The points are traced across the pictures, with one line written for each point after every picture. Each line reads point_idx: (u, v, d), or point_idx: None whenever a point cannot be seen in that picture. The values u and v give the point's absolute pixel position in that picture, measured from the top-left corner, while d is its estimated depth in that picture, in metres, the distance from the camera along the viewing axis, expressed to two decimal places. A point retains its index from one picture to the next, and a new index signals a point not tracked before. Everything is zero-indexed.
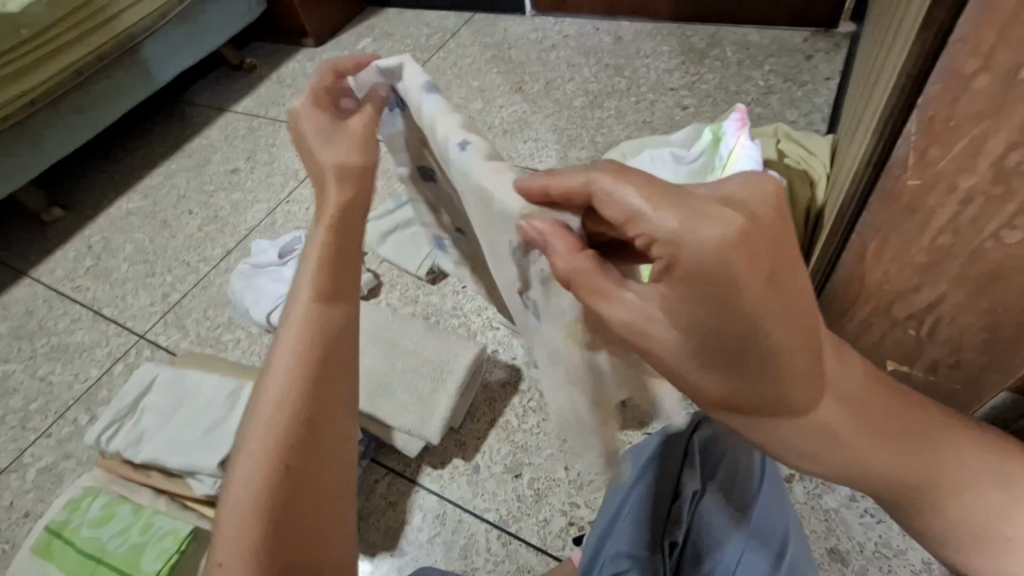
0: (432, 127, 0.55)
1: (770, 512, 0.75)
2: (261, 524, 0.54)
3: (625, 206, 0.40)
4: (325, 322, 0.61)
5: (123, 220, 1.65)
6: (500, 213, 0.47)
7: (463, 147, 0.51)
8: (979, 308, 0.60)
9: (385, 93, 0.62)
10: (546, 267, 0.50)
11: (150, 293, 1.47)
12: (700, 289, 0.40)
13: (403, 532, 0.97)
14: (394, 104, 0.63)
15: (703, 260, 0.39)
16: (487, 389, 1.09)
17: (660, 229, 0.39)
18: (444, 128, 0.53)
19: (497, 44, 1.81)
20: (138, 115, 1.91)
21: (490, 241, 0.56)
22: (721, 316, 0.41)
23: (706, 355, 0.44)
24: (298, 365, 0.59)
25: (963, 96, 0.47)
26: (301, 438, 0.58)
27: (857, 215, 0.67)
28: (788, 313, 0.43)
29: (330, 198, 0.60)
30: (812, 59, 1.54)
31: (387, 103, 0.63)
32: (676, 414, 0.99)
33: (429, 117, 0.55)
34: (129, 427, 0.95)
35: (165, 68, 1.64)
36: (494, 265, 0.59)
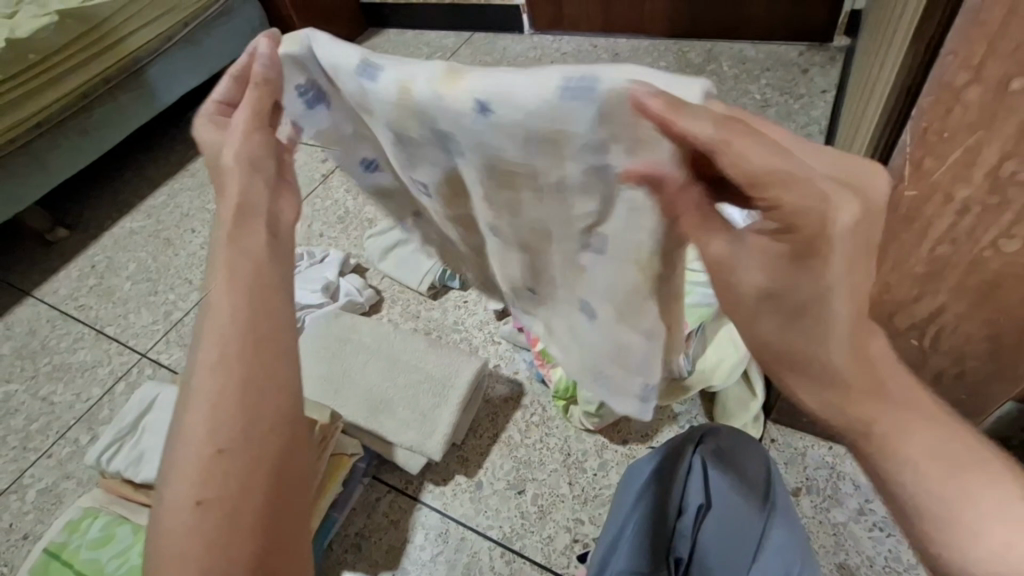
0: (402, 94, 0.48)
1: (779, 527, 0.73)
2: (229, 538, 0.47)
3: (750, 169, 0.37)
4: (230, 296, 0.52)
5: (127, 238, 1.66)
6: (583, 146, 0.43)
7: (484, 111, 0.44)
8: (982, 317, 0.61)
9: (296, 85, 0.55)
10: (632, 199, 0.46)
11: (152, 311, 1.47)
12: (800, 253, 0.40)
13: (405, 551, 0.95)
14: (309, 99, 0.56)
15: (823, 232, 0.38)
16: (489, 405, 1.08)
17: (788, 199, 0.37)
18: (428, 92, 0.46)
19: (496, 62, 1.84)
20: (142, 135, 1.93)
21: (548, 194, 0.51)
22: (812, 281, 0.42)
23: (777, 310, 0.45)
24: (216, 347, 0.51)
25: (955, 108, 0.47)
26: (232, 422, 0.50)
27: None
28: (857, 266, 0.42)
29: (229, 182, 0.54)
30: (808, 72, 1.56)
31: (299, 99, 0.56)
32: (681, 429, 0.99)
33: (399, 85, 0.47)
34: (128, 447, 0.91)
35: (169, 89, 1.67)
36: (506, 221, 0.58)
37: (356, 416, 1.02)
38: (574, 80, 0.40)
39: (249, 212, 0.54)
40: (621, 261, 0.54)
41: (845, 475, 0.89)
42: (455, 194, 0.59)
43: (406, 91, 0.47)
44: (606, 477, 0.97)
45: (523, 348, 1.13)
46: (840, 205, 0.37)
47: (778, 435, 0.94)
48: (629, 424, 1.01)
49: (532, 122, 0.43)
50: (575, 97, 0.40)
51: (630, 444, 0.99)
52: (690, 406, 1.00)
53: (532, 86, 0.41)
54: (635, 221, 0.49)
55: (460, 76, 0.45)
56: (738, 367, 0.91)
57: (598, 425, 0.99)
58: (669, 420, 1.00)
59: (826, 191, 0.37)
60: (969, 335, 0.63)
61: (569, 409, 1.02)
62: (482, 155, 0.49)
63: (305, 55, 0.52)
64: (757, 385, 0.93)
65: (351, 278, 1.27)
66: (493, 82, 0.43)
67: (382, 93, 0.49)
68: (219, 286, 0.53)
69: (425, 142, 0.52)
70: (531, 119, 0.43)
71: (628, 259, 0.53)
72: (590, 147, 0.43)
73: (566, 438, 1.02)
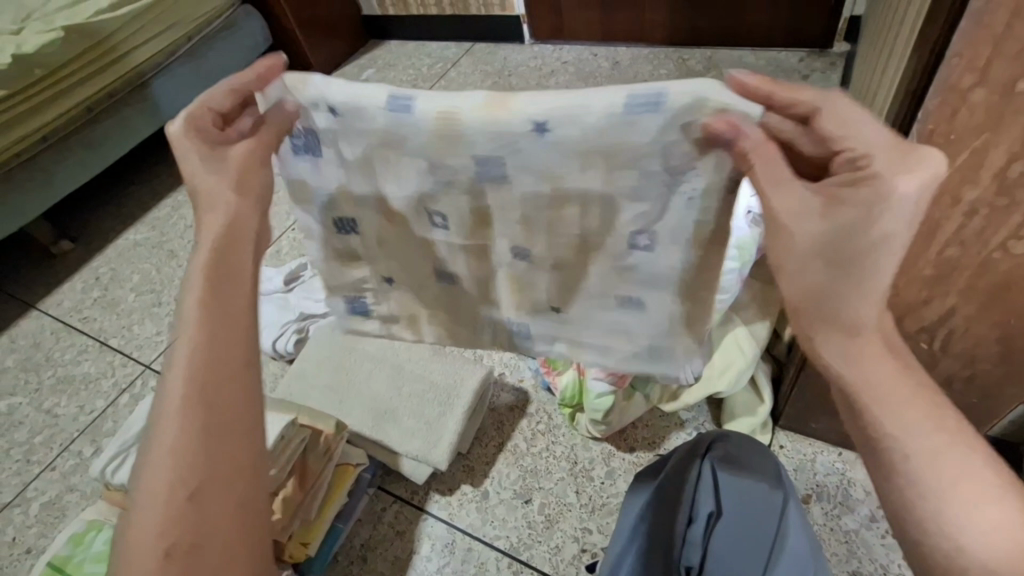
0: (447, 117, 0.50)
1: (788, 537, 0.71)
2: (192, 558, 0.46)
3: (842, 123, 0.44)
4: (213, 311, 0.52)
5: (131, 250, 1.67)
6: (639, 149, 0.49)
7: (543, 128, 0.49)
8: (991, 319, 0.60)
9: (294, 115, 0.56)
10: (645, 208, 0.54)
11: (156, 322, 1.48)
12: (869, 211, 0.43)
13: (412, 562, 0.94)
14: (298, 139, 0.59)
15: (893, 192, 0.42)
16: (495, 412, 1.08)
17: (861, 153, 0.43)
18: (478, 115, 0.50)
19: (497, 71, 1.86)
20: (146, 148, 1.95)
21: (594, 206, 0.54)
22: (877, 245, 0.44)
23: (826, 265, 0.46)
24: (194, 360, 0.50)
25: (962, 110, 0.47)
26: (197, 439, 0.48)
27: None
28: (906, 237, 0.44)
29: (216, 202, 0.54)
30: (808, 78, 1.56)
31: (291, 137, 0.58)
32: (688, 435, 0.98)
33: (443, 111, 0.50)
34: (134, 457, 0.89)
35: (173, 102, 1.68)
36: (537, 239, 0.59)
37: (359, 425, 1.02)
38: (637, 97, 0.47)
39: (235, 240, 0.55)
40: (669, 247, 0.56)
41: (856, 481, 0.88)
42: (480, 222, 0.59)
43: (451, 118, 0.50)
44: (613, 485, 0.96)
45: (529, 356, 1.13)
46: (903, 169, 0.42)
47: (787, 442, 0.93)
48: (635, 431, 1.00)
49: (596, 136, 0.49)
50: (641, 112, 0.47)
51: (637, 452, 0.98)
52: (697, 413, 1.00)
53: (597, 106, 0.47)
54: (688, 210, 0.53)
55: (511, 101, 0.50)
56: (745, 373, 0.90)
57: (606, 432, 0.97)
58: (676, 426, 0.99)
59: (904, 153, 0.43)
60: (979, 338, 0.63)
61: (576, 416, 1.01)
62: (525, 172, 0.53)
63: (312, 103, 0.55)
64: (765, 391, 0.92)
65: None
66: (551, 101, 0.48)
67: (421, 121, 0.51)
68: (190, 304, 0.52)
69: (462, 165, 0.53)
70: (595, 133, 0.49)
71: (684, 239, 0.55)
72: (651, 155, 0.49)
73: (572, 446, 1.01)
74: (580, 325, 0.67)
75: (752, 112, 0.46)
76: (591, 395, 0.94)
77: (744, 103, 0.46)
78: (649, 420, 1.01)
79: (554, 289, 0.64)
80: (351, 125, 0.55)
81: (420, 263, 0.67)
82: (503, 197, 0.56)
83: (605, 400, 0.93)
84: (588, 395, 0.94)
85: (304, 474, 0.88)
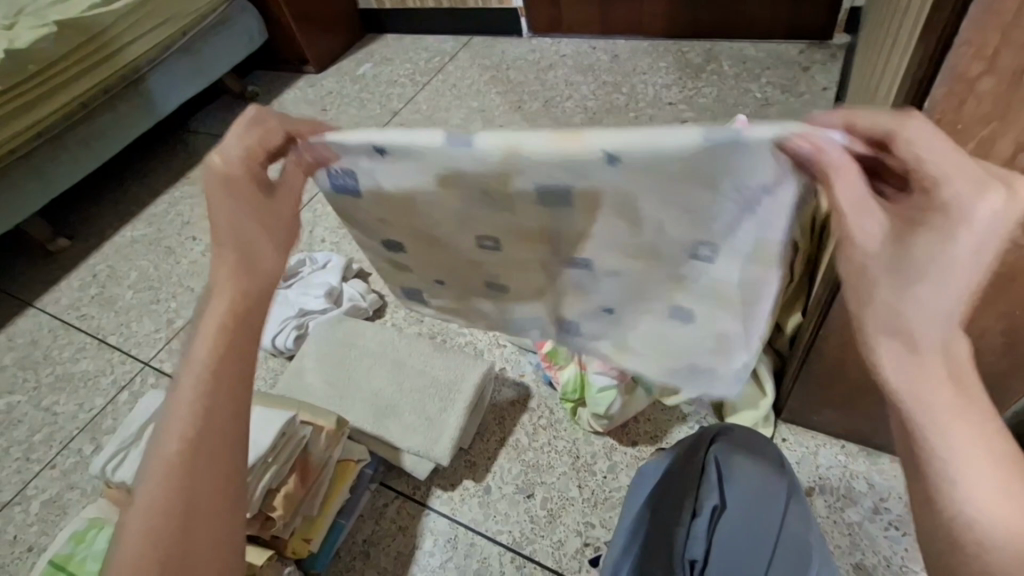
0: (503, 155, 0.45)
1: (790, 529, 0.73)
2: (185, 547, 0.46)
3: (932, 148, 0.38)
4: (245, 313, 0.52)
5: (128, 247, 1.66)
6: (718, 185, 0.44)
7: (614, 164, 0.44)
8: (997, 310, 0.60)
9: (329, 157, 0.53)
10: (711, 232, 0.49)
11: (155, 319, 1.47)
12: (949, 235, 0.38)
13: (414, 557, 0.94)
14: (335, 173, 0.55)
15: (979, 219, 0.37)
16: (497, 407, 1.08)
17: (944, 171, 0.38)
18: (540, 150, 0.44)
19: (495, 65, 1.85)
20: (142, 145, 1.94)
21: (658, 231, 0.50)
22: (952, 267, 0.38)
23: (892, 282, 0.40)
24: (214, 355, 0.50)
25: (969, 99, 0.47)
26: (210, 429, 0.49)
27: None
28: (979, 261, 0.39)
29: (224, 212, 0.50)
30: (809, 70, 1.56)
31: (329, 171, 0.54)
32: (690, 429, 0.98)
33: (501, 149, 0.45)
34: (135, 455, 0.88)
35: (170, 97, 1.67)
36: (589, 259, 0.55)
37: (360, 420, 1.02)
38: (726, 134, 0.40)
39: (251, 256, 0.53)
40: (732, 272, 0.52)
41: (859, 474, 0.88)
42: (530, 243, 0.56)
43: (513, 156, 0.45)
44: (616, 479, 0.96)
45: (529, 351, 1.12)
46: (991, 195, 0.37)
47: (789, 435, 0.93)
48: (637, 425, 1.00)
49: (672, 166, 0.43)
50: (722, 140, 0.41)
51: (640, 446, 0.98)
52: (699, 407, 1.00)
53: (677, 140, 0.42)
54: (755, 235, 0.48)
55: (578, 134, 0.44)
56: None
57: (607, 426, 0.97)
58: (678, 420, 0.99)
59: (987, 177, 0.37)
60: (984, 330, 0.62)
61: (577, 411, 1.01)
62: (589, 205, 0.49)
63: (350, 149, 0.51)
64: (767, 384, 0.92)
65: (355, 282, 1.32)
66: (625, 134, 0.42)
67: (477, 157, 0.46)
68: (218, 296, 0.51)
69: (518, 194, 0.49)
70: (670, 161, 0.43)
71: (754, 264, 0.51)
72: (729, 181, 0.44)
73: (574, 440, 1.01)
74: (624, 341, 0.64)
75: (833, 135, 0.41)
76: (593, 390, 0.94)
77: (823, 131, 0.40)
78: (650, 414, 1.00)
79: (599, 306, 0.61)
80: (401, 163, 0.51)
81: (472, 279, 0.64)
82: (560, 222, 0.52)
83: (607, 393, 0.93)
84: (590, 389, 0.94)
85: (305, 471, 0.87)
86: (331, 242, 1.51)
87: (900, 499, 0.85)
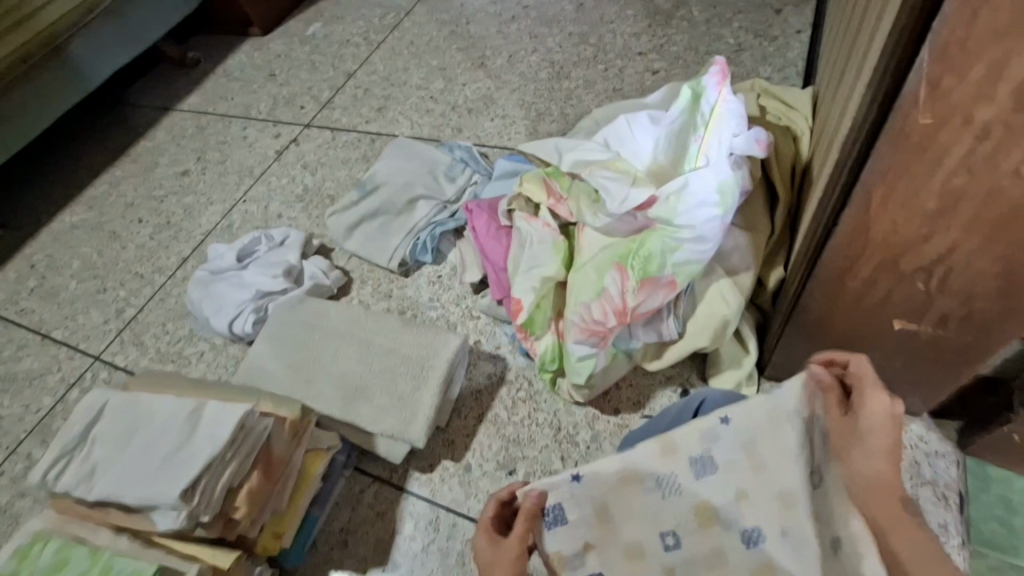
0: (660, 461, 0.68)
1: None
2: None
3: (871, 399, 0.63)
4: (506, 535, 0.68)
5: (67, 234, 1.53)
6: (777, 415, 0.67)
7: (703, 455, 0.67)
8: (999, 252, 0.55)
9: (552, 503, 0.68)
10: (759, 443, 0.67)
11: (103, 310, 1.36)
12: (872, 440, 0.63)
13: (394, 543, 0.90)
14: (553, 519, 0.67)
15: (876, 420, 0.63)
16: (473, 383, 1.03)
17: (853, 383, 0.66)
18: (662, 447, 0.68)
19: (453, 20, 1.73)
20: (76, 122, 1.79)
21: (737, 470, 0.67)
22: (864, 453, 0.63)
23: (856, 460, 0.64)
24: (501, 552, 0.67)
25: (984, 10, 0.42)
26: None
27: (852, 178, 0.57)
28: (881, 455, 0.63)
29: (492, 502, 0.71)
30: (782, 12, 1.48)
31: (551, 516, 0.67)
32: (674, 392, 0.95)
33: (658, 453, 0.68)
34: (78, 461, 0.80)
35: (99, 64, 1.52)
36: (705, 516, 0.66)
37: (327, 406, 0.96)
38: (728, 418, 0.68)
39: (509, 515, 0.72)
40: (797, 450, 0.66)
41: None
42: (706, 512, 0.66)
43: (666, 441, 0.69)
44: (598, 449, 0.93)
45: (505, 322, 1.08)
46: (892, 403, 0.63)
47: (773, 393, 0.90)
48: (619, 392, 0.97)
49: (726, 505, 0.66)
50: (704, 474, 0.67)
51: (622, 414, 0.95)
52: (681, 369, 0.96)
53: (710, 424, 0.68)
54: (777, 433, 0.66)
55: (675, 447, 0.68)
56: (730, 326, 0.86)
57: (588, 395, 0.93)
58: (661, 384, 0.96)
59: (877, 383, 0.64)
60: (980, 275, 0.58)
61: (556, 381, 0.96)
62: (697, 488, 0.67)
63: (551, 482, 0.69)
64: (750, 342, 0.89)
65: (315, 260, 1.25)
66: (703, 422, 0.68)
67: (645, 455, 0.68)
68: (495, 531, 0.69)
69: (664, 482, 0.67)
70: (727, 482, 0.67)
71: (785, 417, 0.67)
72: (735, 445, 0.67)
73: (555, 412, 0.97)
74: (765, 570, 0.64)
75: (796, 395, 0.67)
76: (572, 357, 0.89)
77: (781, 392, 0.67)
78: (632, 380, 0.97)
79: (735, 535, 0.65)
80: (596, 483, 0.68)
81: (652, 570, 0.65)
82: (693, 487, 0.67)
83: (587, 363, 0.88)
84: (570, 358, 0.90)
85: (269, 466, 0.81)
86: (288, 218, 1.42)
87: None
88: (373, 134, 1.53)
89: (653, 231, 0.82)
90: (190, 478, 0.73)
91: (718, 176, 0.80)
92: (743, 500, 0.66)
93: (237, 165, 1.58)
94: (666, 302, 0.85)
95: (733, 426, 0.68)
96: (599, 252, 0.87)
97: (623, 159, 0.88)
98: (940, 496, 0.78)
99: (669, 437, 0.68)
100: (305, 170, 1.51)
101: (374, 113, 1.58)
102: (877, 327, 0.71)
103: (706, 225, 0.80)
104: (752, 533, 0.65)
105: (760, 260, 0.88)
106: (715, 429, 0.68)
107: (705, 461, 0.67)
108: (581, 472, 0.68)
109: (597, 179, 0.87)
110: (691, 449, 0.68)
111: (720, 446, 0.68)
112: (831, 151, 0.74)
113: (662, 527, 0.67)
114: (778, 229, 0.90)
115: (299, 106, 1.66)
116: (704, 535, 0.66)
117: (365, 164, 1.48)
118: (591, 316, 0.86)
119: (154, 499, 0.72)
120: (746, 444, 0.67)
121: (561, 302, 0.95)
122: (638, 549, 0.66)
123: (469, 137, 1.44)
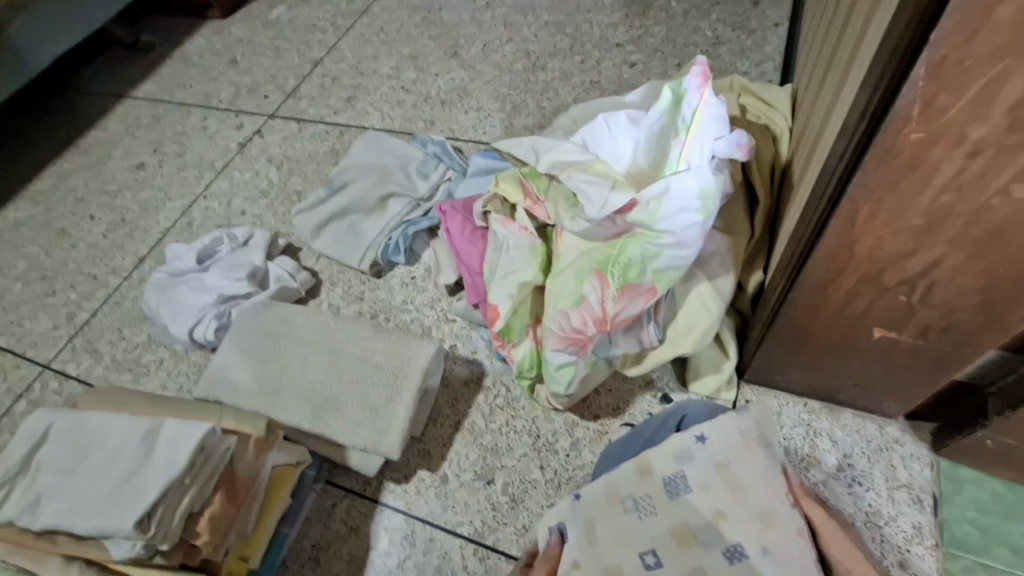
0: (636, 480, 0.73)
1: None
2: None
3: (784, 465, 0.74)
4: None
5: (11, 232, 1.43)
6: (745, 436, 0.72)
7: (678, 476, 0.72)
8: (983, 267, 0.55)
9: (557, 531, 0.74)
10: (732, 464, 0.70)
11: (52, 314, 1.28)
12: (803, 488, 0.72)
13: (368, 560, 0.87)
14: (556, 533, 0.74)
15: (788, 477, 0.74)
16: (449, 389, 1.00)
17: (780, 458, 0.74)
18: (637, 469, 0.74)
19: (425, 6, 1.66)
20: (20, 110, 1.67)
21: (711, 489, 0.70)
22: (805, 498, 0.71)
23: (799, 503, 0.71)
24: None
25: (983, 30, 0.40)
26: None
27: (838, 192, 0.55)
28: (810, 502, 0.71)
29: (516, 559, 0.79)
30: (759, 5, 1.47)
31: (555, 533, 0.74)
32: (653, 397, 0.93)
33: (635, 472, 0.74)
34: (23, 488, 0.74)
35: (40, 48, 1.40)
36: (685, 534, 0.68)
37: (296, 418, 0.92)
38: (698, 437, 0.73)
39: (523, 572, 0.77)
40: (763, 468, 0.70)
41: (822, 432, 0.85)
42: (687, 533, 0.68)
43: (642, 464, 0.74)
44: (578, 457, 0.91)
45: (481, 325, 1.05)
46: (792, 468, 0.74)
47: (752, 396, 0.89)
48: (598, 397, 0.95)
49: (704, 524, 0.68)
50: (679, 493, 0.71)
51: (602, 420, 0.93)
52: (661, 373, 0.95)
53: (681, 445, 0.73)
54: (743, 452, 0.71)
55: (650, 471, 0.73)
56: (711, 331, 0.85)
57: (567, 402, 0.91)
58: (640, 389, 0.95)
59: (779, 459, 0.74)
60: (961, 288, 0.58)
61: (535, 388, 0.94)
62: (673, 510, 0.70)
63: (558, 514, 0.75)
64: (730, 346, 0.88)
65: (281, 261, 1.19)
66: (675, 442, 0.73)
67: (622, 474, 0.74)
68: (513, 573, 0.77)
69: (642, 501, 0.72)
70: (703, 502, 0.69)
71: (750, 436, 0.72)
72: (709, 466, 0.71)
73: (534, 419, 0.95)
74: None
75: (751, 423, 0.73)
76: (550, 366, 0.87)
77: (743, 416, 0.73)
78: (612, 386, 0.95)
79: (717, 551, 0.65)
80: (580, 506, 0.74)
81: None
82: (670, 508, 0.70)
83: (566, 371, 0.86)
84: (548, 366, 0.87)
85: (233, 488, 0.77)
86: (252, 215, 1.35)
87: (863, 454, 0.83)
88: (342, 125, 1.47)
89: (633, 237, 0.80)
90: (146, 507, 0.68)
91: (699, 181, 0.77)
92: (721, 519, 0.67)
93: (197, 158, 1.49)
94: (646, 308, 0.83)
95: (704, 446, 0.72)
96: (578, 258, 0.85)
97: (602, 161, 0.85)
98: (914, 499, 0.79)
99: (644, 459, 0.74)
100: (270, 164, 1.44)
101: (343, 103, 1.51)
102: (857, 337, 0.70)
103: (686, 231, 0.77)
104: (733, 549, 0.65)
105: (740, 263, 0.87)
106: (688, 446, 0.73)
107: (678, 481, 0.71)
108: (581, 491, 0.76)
109: (575, 182, 0.84)
110: (666, 468, 0.73)
111: (692, 468, 0.71)
112: (814, 156, 0.73)
113: (642, 546, 0.69)
114: (758, 232, 0.89)
115: (262, 96, 1.57)
116: (684, 554, 0.66)
117: (333, 159, 1.41)
118: (571, 325, 0.83)
119: (107, 529, 0.68)
120: (715, 464, 0.71)
121: (539, 307, 0.92)
122: (617, 570, 0.68)
123: (442, 130, 1.39)
